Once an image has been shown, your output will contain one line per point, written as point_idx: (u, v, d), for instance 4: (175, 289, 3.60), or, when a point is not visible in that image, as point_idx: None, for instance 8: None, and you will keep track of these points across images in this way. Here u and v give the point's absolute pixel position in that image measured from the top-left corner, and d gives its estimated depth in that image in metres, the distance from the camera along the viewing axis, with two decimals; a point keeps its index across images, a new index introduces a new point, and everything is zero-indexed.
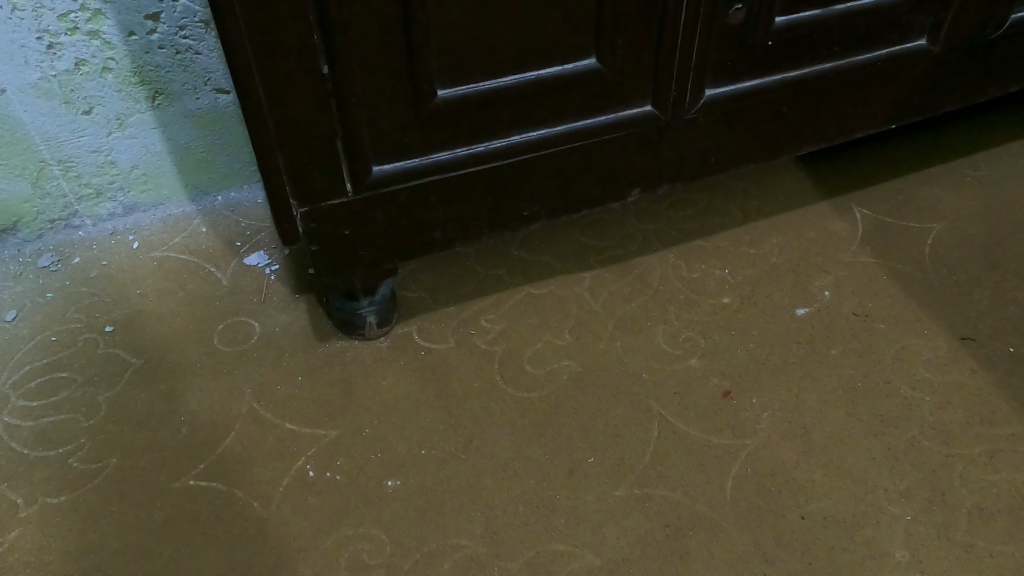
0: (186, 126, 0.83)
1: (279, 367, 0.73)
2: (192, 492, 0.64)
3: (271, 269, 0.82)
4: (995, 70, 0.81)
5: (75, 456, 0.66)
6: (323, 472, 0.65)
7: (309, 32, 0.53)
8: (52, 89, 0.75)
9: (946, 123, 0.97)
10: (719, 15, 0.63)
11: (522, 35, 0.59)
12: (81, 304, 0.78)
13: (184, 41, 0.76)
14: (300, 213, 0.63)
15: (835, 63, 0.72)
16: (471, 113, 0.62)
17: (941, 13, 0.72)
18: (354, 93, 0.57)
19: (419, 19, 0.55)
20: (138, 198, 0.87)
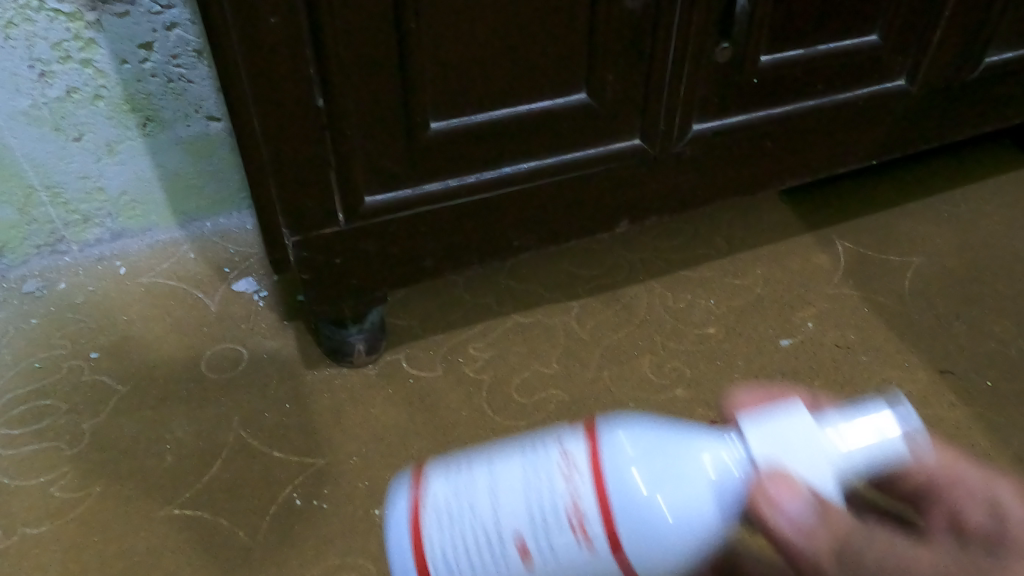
0: (176, 153, 0.83)
1: (268, 395, 0.73)
2: (176, 521, 0.63)
3: (260, 295, 0.82)
4: (971, 110, 0.83)
5: (57, 485, 0.65)
6: (310, 501, 0.65)
7: (306, 66, 0.54)
8: (42, 116, 0.75)
9: (923, 159, 1.00)
10: (705, 53, 0.65)
11: (515, 70, 0.60)
12: (66, 330, 0.78)
13: (177, 70, 0.77)
14: (292, 242, 0.63)
15: (818, 101, 0.74)
16: (463, 145, 0.63)
17: (919, 54, 0.74)
18: (349, 125, 0.58)
19: (414, 55, 0.56)
20: (126, 223, 0.87)
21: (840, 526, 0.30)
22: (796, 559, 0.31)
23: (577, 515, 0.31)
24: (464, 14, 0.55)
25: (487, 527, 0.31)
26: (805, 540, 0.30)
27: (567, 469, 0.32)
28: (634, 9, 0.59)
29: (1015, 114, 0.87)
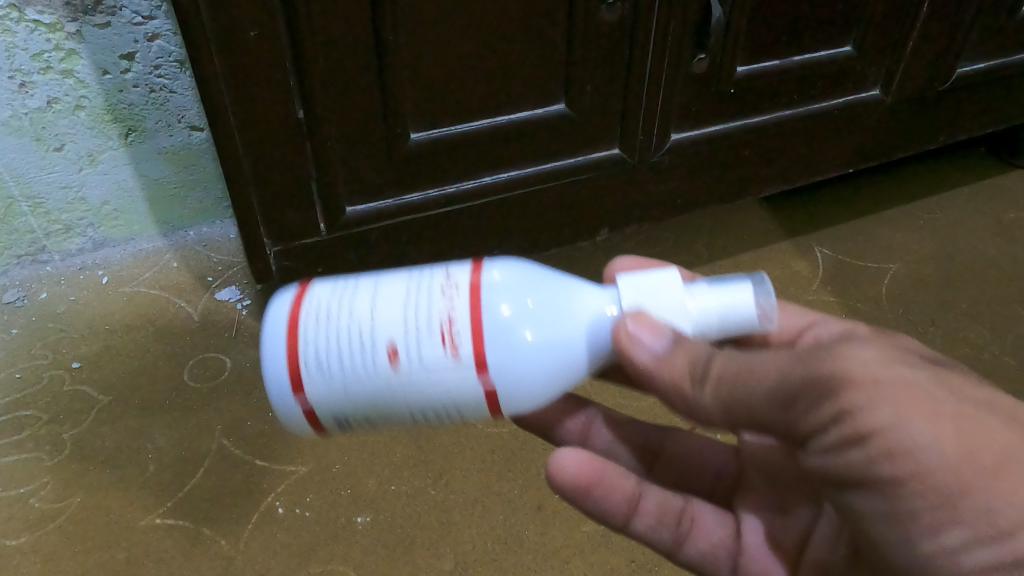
0: (159, 163, 0.83)
1: (250, 403, 0.73)
2: (158, 530, 0.63)
3: (243, 304, 0.82)
4: (945, 119, 0.85)
5: (37, 495, 0.65)
6: (292, 508, 0.65)
7: (286, 78, 0.54)
8: (23, 126, 0.75)
9: (900, 167, 1.01)
10: (682, 64, 0.66)
11: (494, 82, 0.61)
12: (47, 340, 0.78)
13: (159, 80, 0.77)
14: (274, 251, 0.64)
15: (794, 110, 0.75)
16: (443, 155, 0.63)
17: (892, 65, 0.75)
18: (329, 136, 0.58)
19: (393, 67, 0.56)
20: (108, 233, 0.87)
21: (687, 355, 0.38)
22: (640, 373, 0.39)
23: (449, 328, 0.36)
24: (442, 27, 0.56)
25: (363, 331, 0.36)
26: (664, 365, 0.38)
27: (446, 288, 0.38)
28: (611, 21, 0.60)
29: (989, 123, 0.89)
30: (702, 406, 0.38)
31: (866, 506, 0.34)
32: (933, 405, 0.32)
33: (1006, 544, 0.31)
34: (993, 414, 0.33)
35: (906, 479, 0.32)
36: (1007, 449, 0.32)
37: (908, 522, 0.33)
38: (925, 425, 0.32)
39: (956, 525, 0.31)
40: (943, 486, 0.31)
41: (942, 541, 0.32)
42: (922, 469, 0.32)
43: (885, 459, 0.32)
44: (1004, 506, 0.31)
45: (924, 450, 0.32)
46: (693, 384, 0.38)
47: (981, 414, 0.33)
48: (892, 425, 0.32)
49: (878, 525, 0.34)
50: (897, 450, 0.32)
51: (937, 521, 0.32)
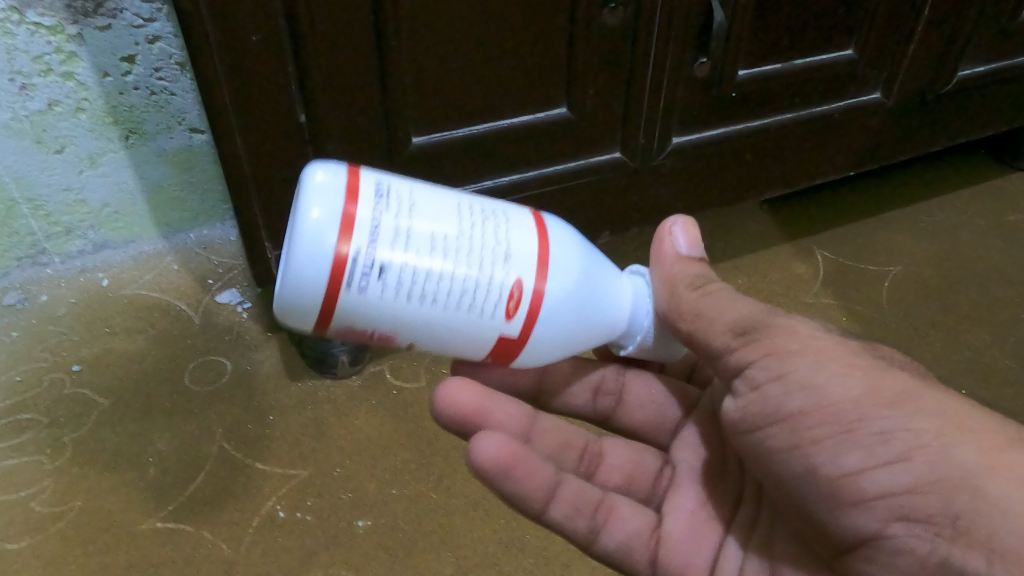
0: (159, 165, 0.83)
1: (251, 407, 0.73)
2: (159, 534, 0.63)
3: (244, 306, 0.82)
4: (946, 122, 0.85)
5: (37, 500, 0.65)
6: (293, 512, 0.65)
7: (288, 82, 0.54)
8: (23, 128, 0.75)
9: (900, 169, 1.01)
10: (684, 67, 0.65)
11: (496, 86, 0.61)
12: (47, 342, 0.78)
13: (160, 82, 0.77)
14: (274, 255, 0.64)
15: (795, 114, 0.75)
16: (444, 159, 0.63)
17: (894, 68, 0.75)
18: (330, 140, 0.58)
19: (395, 71, 0.56)
20: (108, 235, 0.86)
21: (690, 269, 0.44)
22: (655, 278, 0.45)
23: None
24: (444, 31, 0.56)
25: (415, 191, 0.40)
26: (679, 266, 0.44)
27: None
28: (613, 25, 0.60)
29: (989, 126, 0.89)
30: (675, 327, 0.43)
31: (778, 442, 0.39)
32: (848, 355, 0.37)
33: (900, 463, 0.34)
34: (905, 371, 0.37)
35: (812, 410, 0.37)
36: (903, 390, 0.36)
37: (814, 450, 0.37)
38: (835, 365, 0.37)
39: (854, 452, 0.35)
40: (842, 412, 0.36)
41: (842, 465, 0.36)
42: (827, 401, 0.36)
43: (796, 393, 0.37)
44: (896, 430, 0.35)
45: (828, 386, 0.37)
46: (685, 288, 0.43)
47: (891, 367, 0.37)
48: (808, 365, 0.37)
49: (787, 459, 0.39)
50: (808, 382, 0.37)
51: (838, 442, 0.36)
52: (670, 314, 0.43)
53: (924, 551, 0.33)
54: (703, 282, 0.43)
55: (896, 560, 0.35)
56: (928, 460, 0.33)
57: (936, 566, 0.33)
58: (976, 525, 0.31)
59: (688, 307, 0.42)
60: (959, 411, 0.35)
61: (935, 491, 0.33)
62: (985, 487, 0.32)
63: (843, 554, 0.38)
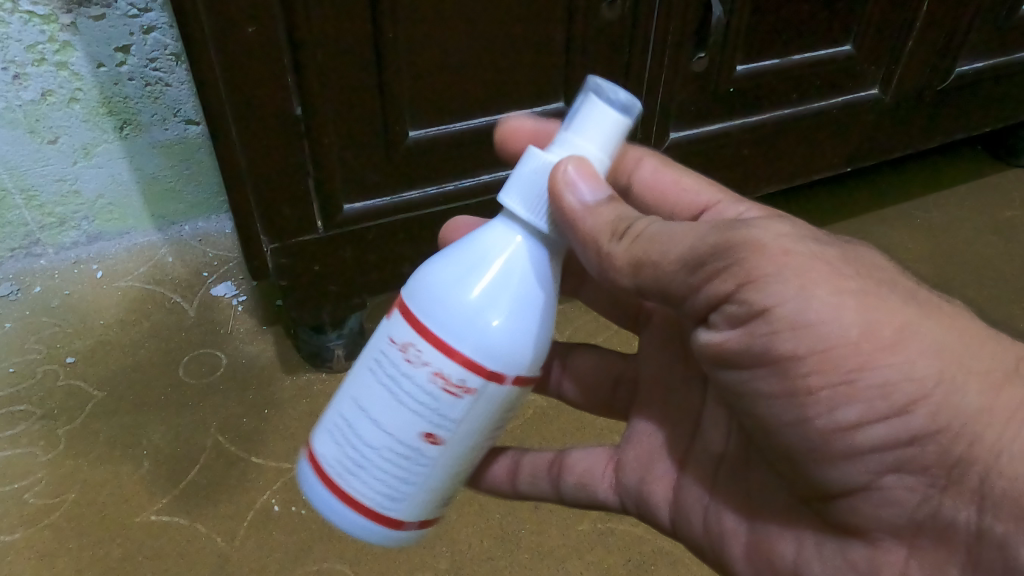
0: (154, 156, 0.82)
1: (247, 400, 0.73)
2: (153, 527, 0.63)
3: (239, 300, 0.82)
4: (943, 118, 0.85)
5: (31, 492, 0.65)
6: (288, 506, 0.65)
7: (284, 75, 0.53)
8: (16, 118, 0.75)
9: (897, 165, 1.01)
10: (682, 62, 0.65)
11: (494, 80, 0.60)
12: (41, 334, 0.77)
13: (154, 73, 0.76)
14: (271, 249, 0.64)
15: (792, 109, 0.75)
16: (441, 153, 0.63)
17: (892, 64, 0.75)
18: (327, 134, 0.58)
19: (391, 64, 0.56)
20: (102, 226, 0.86)
21: (607, 218, 0.36)
22: (562, 223, 0.37)
23: (442, 382, 0.34)
24: (441, 24, 0.55)
25: (396, 442, 0.35)
26: (589, 217, 0.36)
27: (408, 356, 0.35)
28: (612, 19, 0.60)
29: (987, 122, 0.89)
30: (614, 278, 0.38)
31: (765, 385, 0.35)
32: (835, 277, 0.32)
33: (898, 417, 0.32)
34: (895, 292, 0.33)
35: (809, 355, 0.32)
36: (901, 326, 0.32)
37: (806, 399, 0.33)
38: (815, 286, 0.32)
39: (852, 405, 0.32)
40: (841, 360, 0.32)
41: (844, 417, 0.32)
42: (820, 347, 0.32)
43: (788, 332, 0.32)
44: (898, 380, 0.32)
45: (830, 333, 0.32)
46: (609, 241, 0.37)
47: (880, 289, 0.33)
48: (794, 296, 0.32)
49: (774, 404, 0.35)
50: (795, 322, 0.32)
51: (834, 395, 0.32)
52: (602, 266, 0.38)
53: (913, 501, 0.33)
54: (626, 225, 0.37)
55: (881, 509, 0.34)
56: (928, 412, 0.32)
57: (926, 518, 0.33)
58: (969, 471, 0.31)
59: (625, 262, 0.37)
60: (956, 351, 0.32)
61: (934, 441, 0.32)
62: (984, 433, 0.31)
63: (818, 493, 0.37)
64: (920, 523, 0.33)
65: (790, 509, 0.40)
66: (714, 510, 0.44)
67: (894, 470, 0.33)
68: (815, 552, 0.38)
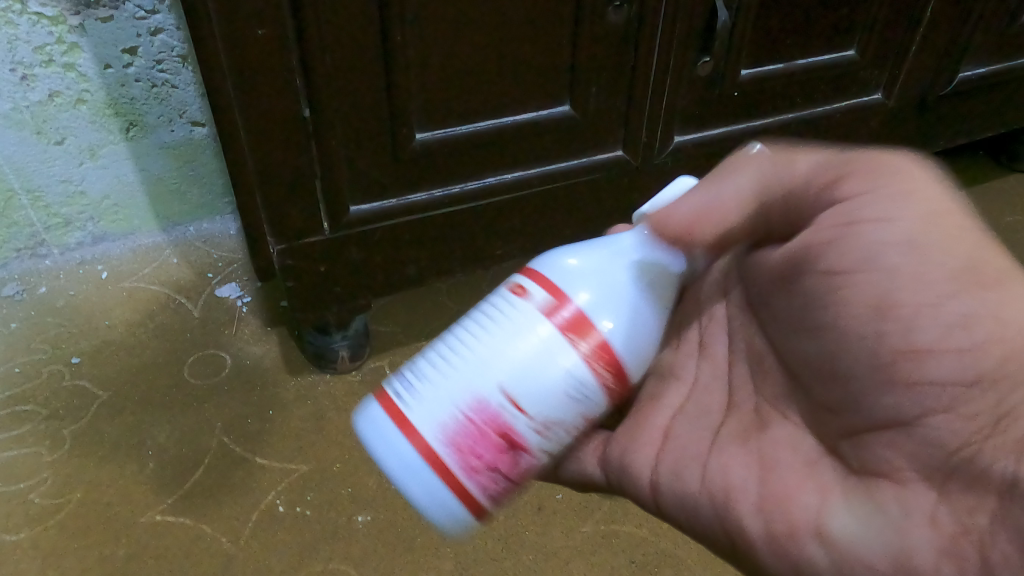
0: (160, 157, 0.83)
1: (251, 401, 0.73)
2: (158, 527, 0.63)
3: (243, 301, 0.82)
4: (945, 123, 0.85)
5: (36, 492, 0.65)
6: (293, 507, 0.65)
7: (292, 77, 0.54)
8: (23, 119, 0.75)
9: None
10: (686, 66, 0.66)
11: (500, 83, 0.61)
12: (46, 335, 0.78)
13: (161, 75, 0.77)
14: (277, 249, 0.64)
15: (796, 114, 0.75)
16: (447, 155, 0.63)
17: (894, 69, 0.75)
18: (334, 136, 0.58)
19: (399, 67, 0.56)
20: (108, 227, 0.86)
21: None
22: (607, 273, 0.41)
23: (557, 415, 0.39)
24: (448, 28, 0.56)
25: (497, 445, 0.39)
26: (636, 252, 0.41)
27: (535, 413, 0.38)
28: (618, 24, 0.60)
29: (989, 127, 0.89)
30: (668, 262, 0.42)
31: (839, 298, 0.37)
32: (955, 221, 0.35)
33: (976, 348, 0.32)
34: (1007, 259, 0.34)
35: (896, 281, 0.34)
36: (1003, 279, 0.33)
37: (880, 310, 0.35)
38: (915, 225, 0.34)
39: (930, 327, 0.33)
40: (922, 289, 0.33)
41: (913, 338, 0.33)
42: (907, 272, 0.34)
43: (885, 239, 0.35)
44: (981, 318, 0.32)
45: (921, 265, 0.33)
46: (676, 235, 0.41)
47: (993, 254, 0.34)
48: (896, 222, 0.35)
49: (847, 313, 0.36)
50: (892, 255, 0.34)
51: (912, 309, 0.34)
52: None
53: (956, 443, 0.32)
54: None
55: (919, 448, 0.33)
56: (1000, 355, 0.32)
57: (958, 466, 0.32)
58: (1016, 425, 0.30)
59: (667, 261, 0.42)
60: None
61: (1000, 379, 0.31)
62: None
63: (851, 434, 0.37)
64: (951, 469, 0.32)
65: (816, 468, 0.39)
66: (775, 485, 0.39)
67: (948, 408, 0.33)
68: (843, 504, 0.36)
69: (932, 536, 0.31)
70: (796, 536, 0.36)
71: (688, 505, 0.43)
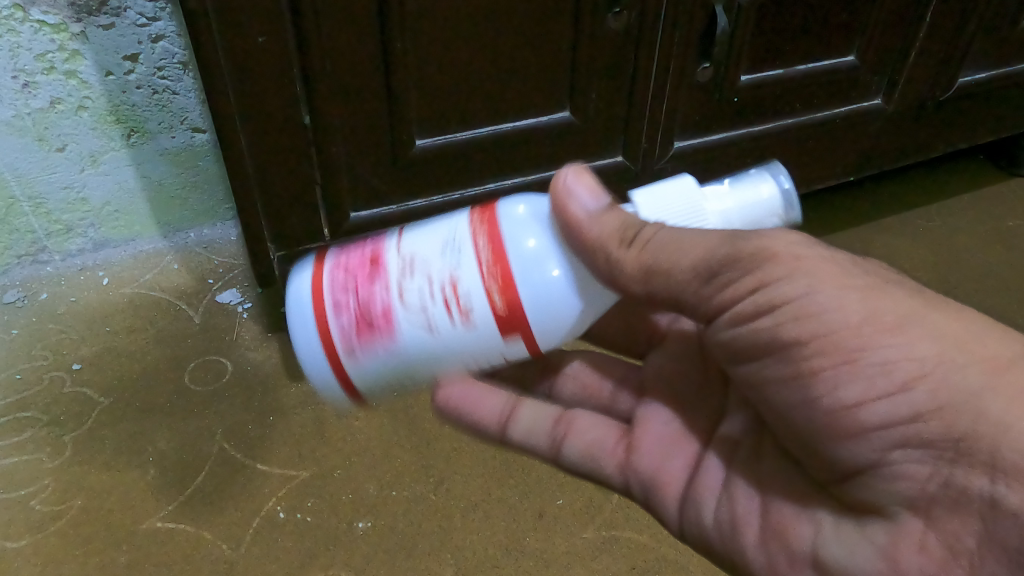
0: (160, 164, 0.83)
1: (251, 407, 0.73)
2: (159, 534, 0.63)
3: (244, 307, 0.82)
4: (945, 128, 0.85)
5: (37, 498, 0.65)
6: (294, 513, 0.65)
7: (293, 85, 0.54)
8: (25, 126, 0.75)
9: (899, 174, 1.02)
10: (686, 72, 0.66)
11: (500, 89, 0.61)
12: (47, 341, 0.78)
13: (162, 82, 0.77)
14: (278, 256, 0.64)
15: (796, 119, 0.75)
16: (447, 161, 0.63)
17: (894, 74, 0.75)
18: (334, 142, 0.58)
19: (398, 74, 0.56)
20: (109, 234, 0.86)
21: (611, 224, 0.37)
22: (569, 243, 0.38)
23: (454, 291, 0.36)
24: (447, 34, 0.56)
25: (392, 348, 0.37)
26: (594, 226, 0.37)
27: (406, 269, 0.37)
28: (617, 30, 0.60)
29: (988, 132, 0.89)
30: (625, 287, 0.38)
31: (773, 372, 0.36)
32: (840, 276, 0.34)
33: (901, 394, 0.32)
34: (901, 288, 0.34)
35: (812, 342, 0.34)
36: (903, 313, 0.33)
37: (809, 379, 0.34)
38: (838, 299, 0.33)
39: (853, 384, 0.33)
40: (842, 343, 0.33)
41: (844, 397, 0.33)
42: (825, 333, 0.33)
43: (792, 322, 0.34)
44: (899, 358, 0.32)
45: (824, 317, 0.33)
46: (619, 247, 0.37)
47: (886, 287, 0.34)
48: (803, 290, 0.34)
49: (784, 389, 0.36)
50: (797, 313, 0.34)
51: (837, 374, 0.33)
52: (612, 277, 0.37)
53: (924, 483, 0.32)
54: (633, 233, 0.37)
55: (894, 485, 0.33)
56: (930, 386, 0.32)
57: (938, 490, 0.32)
58: (977, 444, 0.31)
59: (634, 268, 0.37)
60: (963, 330, 0.33)
61: (936, 418, 0.32)
62: (987, 406, 0.31)
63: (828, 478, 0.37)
64: (932, 496, 0.32)
65: (811, 494, 0.39)
66: (772, 511, 0.40)
67: (901, 448, 0.33)
68: (833, 533, 0.36)
69: (922, 561, 0.32)
70: (796, 567, 0.37)
71: (704, 536, 0.43)
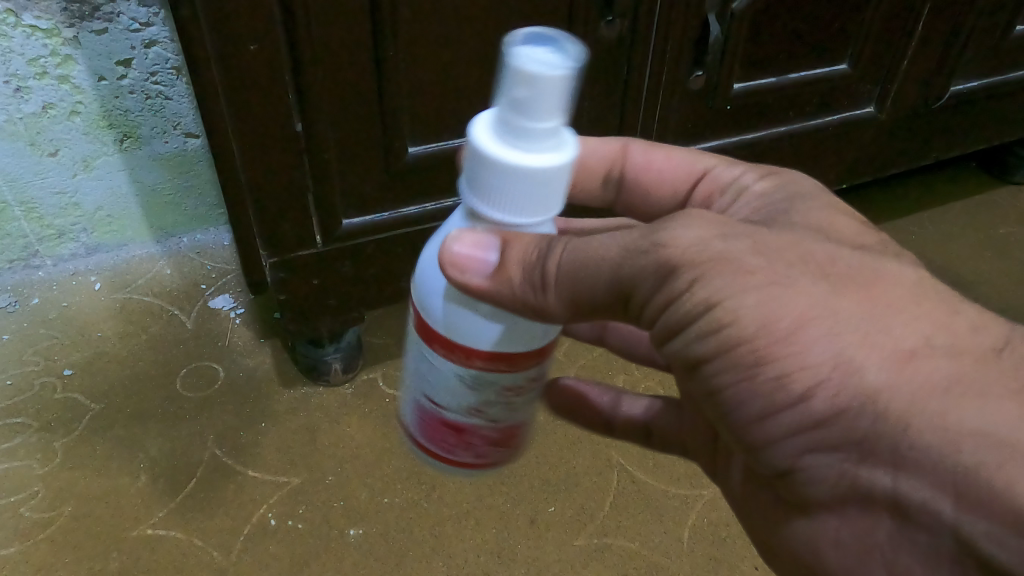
0: (153, 168, 0.83)
1: (244, 413, 0.73)
2: (149, 541, 0.63)
3: (237, 313, 0.82)
4: (938, 135, 0.85)
5: (26, 505, 0.65)
6: (285, 520, 0.65)
7: (286, 92, 0.54)
8: (17, 131, 0.75)
9: (892, 180, 1.02)
10: (679, 80, 0.66)
11: (492, 96, 0.61)
12: (38, 347, 0.77)
13: (155, 86, 0.77)
14: (269, 263, 0.63)
15: (789, 127, 0.75)
16: (441, 168, 0.63)
17: (887, 83, 0.75)
18: (326, 150, 0.58)
19: (391, 81, 0.56)
20: (101, 238, 0.86)
21: (520, 270, 0.33)
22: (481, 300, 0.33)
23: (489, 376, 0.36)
24: (440, 42, 0.56)
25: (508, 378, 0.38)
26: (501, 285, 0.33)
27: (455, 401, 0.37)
28: (610, 38, 0.60)
29: (981, 140, 0.89)
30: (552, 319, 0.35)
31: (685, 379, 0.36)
32: (741, 273, 0.31)
33: (801, 405, 0.31)
34: (803, 274, 0.31)
35: (716, 358, 0.33)
36: (807, 315, 0.31)
37: (722, 399, 0.34)
38: (757, 309, 0.31)
39: (754, 399, 0.33)
40: (740, 360, 0.32)
41: (750, 410, 0.33)
42: (741, 378, 0.33)
43: (704, 342, 0.33)
44: (801, 368, 0.31)
45: (713, 345, 0.32)
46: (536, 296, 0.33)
47: (785, 270, 0.31)
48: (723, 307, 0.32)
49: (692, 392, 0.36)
50: (686, 325, 0.33)
51: (742, 389, 0.33)
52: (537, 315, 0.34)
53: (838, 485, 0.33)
54: (541, 269, 0.33)
55: (811, 483, 0.34)
56: (828, 394, 0.31)
57: (848, 486, 0.33)
58: (877, 444, 0.31)
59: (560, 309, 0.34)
60: (897, 307, 0.31)
61: (852, 442, 0.31)
62: (946, 416, 0.29)
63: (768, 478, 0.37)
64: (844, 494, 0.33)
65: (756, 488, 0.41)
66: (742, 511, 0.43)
67: (812, 451, 0.33)
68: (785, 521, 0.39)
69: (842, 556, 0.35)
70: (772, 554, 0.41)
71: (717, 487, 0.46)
